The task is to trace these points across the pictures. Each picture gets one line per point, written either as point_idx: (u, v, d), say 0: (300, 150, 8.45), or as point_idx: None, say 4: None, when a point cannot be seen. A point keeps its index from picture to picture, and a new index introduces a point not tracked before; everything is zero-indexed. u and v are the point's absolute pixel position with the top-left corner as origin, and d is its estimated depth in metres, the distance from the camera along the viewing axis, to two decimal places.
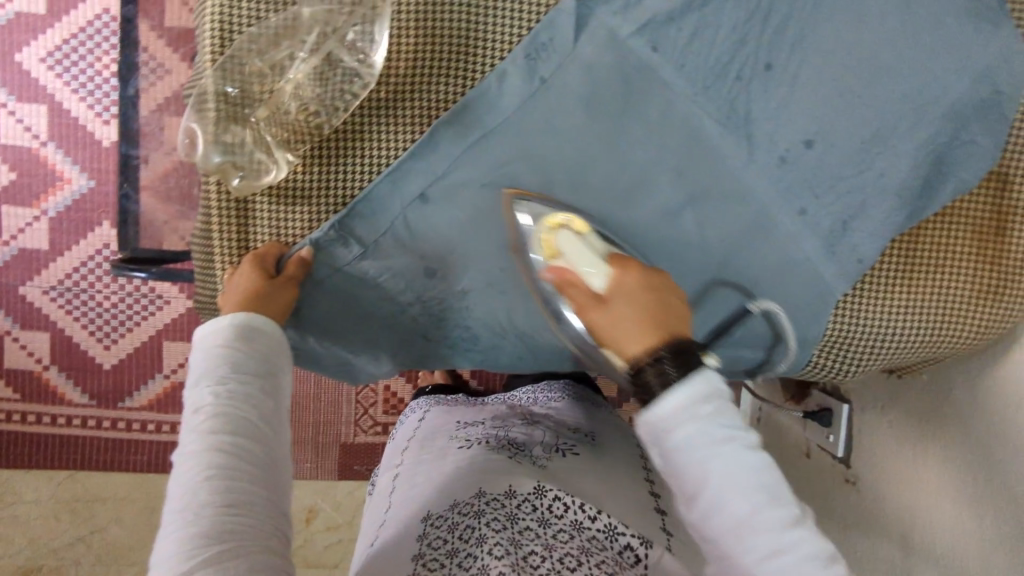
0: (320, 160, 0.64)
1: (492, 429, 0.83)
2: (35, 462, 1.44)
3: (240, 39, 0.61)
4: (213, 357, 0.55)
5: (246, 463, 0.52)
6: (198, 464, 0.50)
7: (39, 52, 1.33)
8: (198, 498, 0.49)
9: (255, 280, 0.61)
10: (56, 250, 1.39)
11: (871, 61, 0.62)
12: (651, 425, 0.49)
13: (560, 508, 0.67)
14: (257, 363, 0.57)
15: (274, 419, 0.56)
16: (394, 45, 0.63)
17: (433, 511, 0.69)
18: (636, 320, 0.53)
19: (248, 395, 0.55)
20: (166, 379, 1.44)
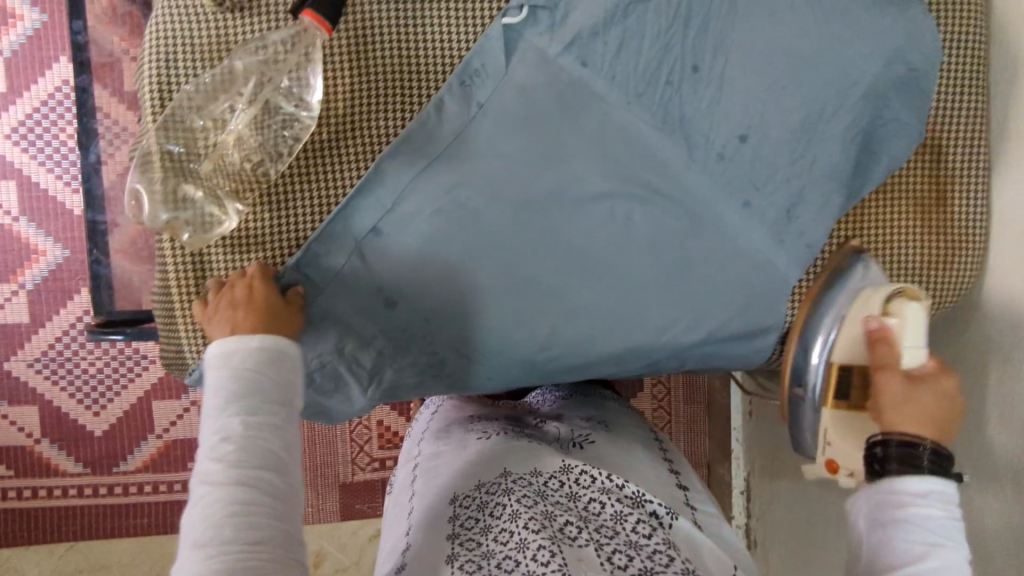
0: (270, 206, 0.66)
1: (508, 424, 0.85)
2: (34, 537, 1.43)
3: (178, 98, 0.63)
4: (239, 382, 0.56)
5: (266, 496, 0.53)
6: (219, 496, 0.51)
7: (4, 129, 1.35)
8: (221, 532, 0.50)
9: (274, 299, 0.63)
10: (37, 322, 1.39)
11: (789, 54, 0.64)
12: (891, 491, 0.53)
13: (587, 480, 0.71)
14: (277, 389, 0.57)
15: (294, 447, 0.57)
16: (330, 88, 0.65)
17: (459, 493, 0.73)
18: (924, 409, 0.56)
19: (272, 424, 0.56)
20: (159, 439, 1.44)
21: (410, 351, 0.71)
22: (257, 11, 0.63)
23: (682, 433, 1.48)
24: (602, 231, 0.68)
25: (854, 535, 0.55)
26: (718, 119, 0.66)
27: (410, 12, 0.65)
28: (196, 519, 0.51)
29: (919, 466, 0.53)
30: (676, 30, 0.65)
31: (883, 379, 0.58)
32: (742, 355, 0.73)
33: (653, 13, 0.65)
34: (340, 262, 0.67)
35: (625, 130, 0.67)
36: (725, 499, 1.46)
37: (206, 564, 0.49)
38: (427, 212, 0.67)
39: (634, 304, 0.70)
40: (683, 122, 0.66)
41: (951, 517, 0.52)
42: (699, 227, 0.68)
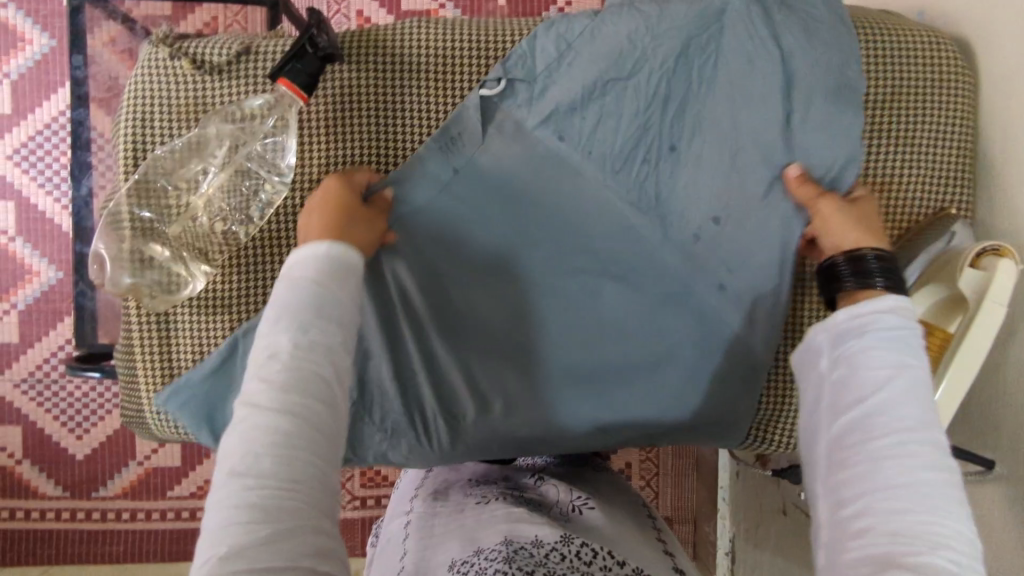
0: (238, 269, 0.64)
1: (507, 488, 0.79)
2: (10, 559, 1.43)
3: (150, 159, 0.63)
4: (296, 299, 0.48)
5: (312, 429, 0.44)
6: (262, 423, 0.43)
7: (6, 150, 1.36)
8: (259, 463, 0.42)
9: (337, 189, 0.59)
10: (26, 342, 1.40)
11: (764, 139, 0.63)
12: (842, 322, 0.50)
13: (588, 554, 0.62)
14: (335, 309, 0.48)
15: (345, 377, 0.48)
16: (306, 154, 0.64)
17: (455, 559, 0.63)
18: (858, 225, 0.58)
19: (326, 346, 0.47)
20: (140, 466, 1.43)
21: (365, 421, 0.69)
22: (236, 75, 0.63)
23: (668, 486, 1.46)
24: (573, 306, 0.67)
25: (816, 384, 0.50)
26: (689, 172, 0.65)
27: (388, 82, 0.65)
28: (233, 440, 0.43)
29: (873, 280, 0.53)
30: (655, 109, 0.65)
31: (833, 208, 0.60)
32: (714, 435, 0.71)
33: (632, 92, 0.64)
34: None
35: (603, 203, 0.66)
36: (709, 556, 1.42)
37: (242, 499, 0.41)
38: (394, 280, 0.65)
39: (601, 377, 0.68)
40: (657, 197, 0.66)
41: (911, 333, 0.48)
42: (664, 305, 0.68)
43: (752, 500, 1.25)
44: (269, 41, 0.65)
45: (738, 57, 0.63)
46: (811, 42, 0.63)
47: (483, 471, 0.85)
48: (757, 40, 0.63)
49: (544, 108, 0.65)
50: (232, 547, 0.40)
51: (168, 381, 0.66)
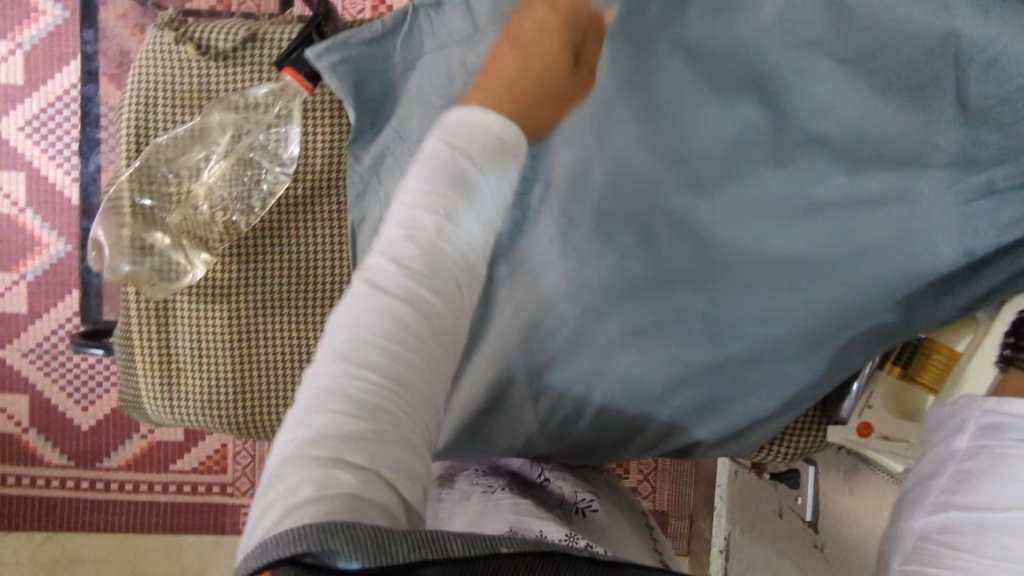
0: (236, 259, 0.64)
1: (512, 478, 0.75)
2: (15, 523, 1.47)
3: (152, 144, 0.63)
4: (443, 173, 0.42)
5: (431, 329, 0.39)
6: (382, 303, 0.38)
7: (18, 121, 1.37)
8: (369, 347, 0.37)
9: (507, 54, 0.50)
10: (34, 313, 1.42)
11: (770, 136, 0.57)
12: (989, 405, 0.41)
13: (591, 555, 0.56)
14: (479, 201, 0.43)
15: (468, 291, 0.42)
16: (306, 143, 0.64)
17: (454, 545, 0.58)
18: None
19: (461, 242, 0.42)
20: (144, 439, 1.48)
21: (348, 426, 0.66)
22: (241, 61, 0.63)
23: (665, 481, 1.47)
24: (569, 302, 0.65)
25: (935, 463, 0.43)
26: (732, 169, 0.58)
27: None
28: (347, 309, 0.38)
29: None
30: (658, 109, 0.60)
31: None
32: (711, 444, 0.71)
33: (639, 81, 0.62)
34: (310, 325, 0.65)
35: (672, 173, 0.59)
36: (704, 553, 1.42)
37: (344, 382, 0.36)
38: None
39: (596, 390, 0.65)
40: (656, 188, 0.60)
41: None
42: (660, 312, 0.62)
43: (749, 500, 1.25)
44: (276, 29, 0.64)
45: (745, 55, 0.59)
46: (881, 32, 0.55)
47: (490, 459, 0.81)
48: None
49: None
50: (321, 428, 0.35)
51: (163, 368, 0.66)
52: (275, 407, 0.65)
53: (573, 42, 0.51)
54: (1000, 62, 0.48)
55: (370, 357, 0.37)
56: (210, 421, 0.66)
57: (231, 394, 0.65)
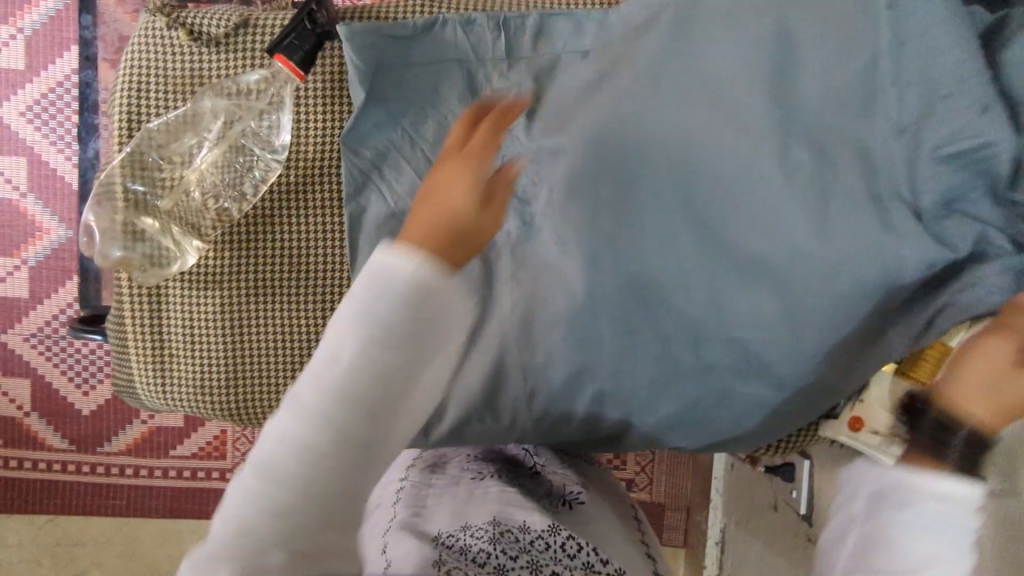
0: (229, 246, 0.64)
1: (502, 467, 0.77)
2: (16, 505, 1.49)
3: (145, 128, 0.63)
4: (370, 310, 0.40)
5: (351, 439, 0.41)
6: (305, 409, 0.41)
7: (19, 106, 1.35)
8: (288, 450, 0.40)
9: (459, 171, 0.45)
10: (36, 298, 1.43)
11: (745, 125, 0.60)
12: (866, 470, 0.54)
13: (573, 548, 0.60)
14: (415, 326, 0.41)
15: (408, 391, 0.43)
16: (300, 130, 0.64)
17: (438, 530, 0.61)
18: (991, 386, 0.48)
19: (392, 364, 0.41)
20: (145, 425, 1.50)
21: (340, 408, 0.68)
22: (233, 48, 0.63)
23: (663, 474, 1.47)
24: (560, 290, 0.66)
25: (851, 523, 0.53)
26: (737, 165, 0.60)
27: (391, 15, 0.69)
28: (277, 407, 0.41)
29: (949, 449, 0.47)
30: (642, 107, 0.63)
31: (995, 342, 0.51)
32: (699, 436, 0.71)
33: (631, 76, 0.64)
34: (303, 313, 0.66)
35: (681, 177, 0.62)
36: (699, 545, 1.43)
37: (263, 474, 0.40)
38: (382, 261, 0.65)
39: (586, 377, 0.67)
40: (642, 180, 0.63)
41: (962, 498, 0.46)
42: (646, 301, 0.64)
43: (745, 492, 1.25)
44: (268, 14, 0.64)
45: (722, 55, 0.63)
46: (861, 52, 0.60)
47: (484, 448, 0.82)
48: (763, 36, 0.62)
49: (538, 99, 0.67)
50: (245, 511, 0.40)
51: (156, 353, 0.66)
52: (269, 392, 0.66)
53: (478, 172, 0.46)
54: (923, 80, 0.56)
55: (290, 459, 0.40)
56: (202, 407, 0.66)
57: (224, 379, 0.66)
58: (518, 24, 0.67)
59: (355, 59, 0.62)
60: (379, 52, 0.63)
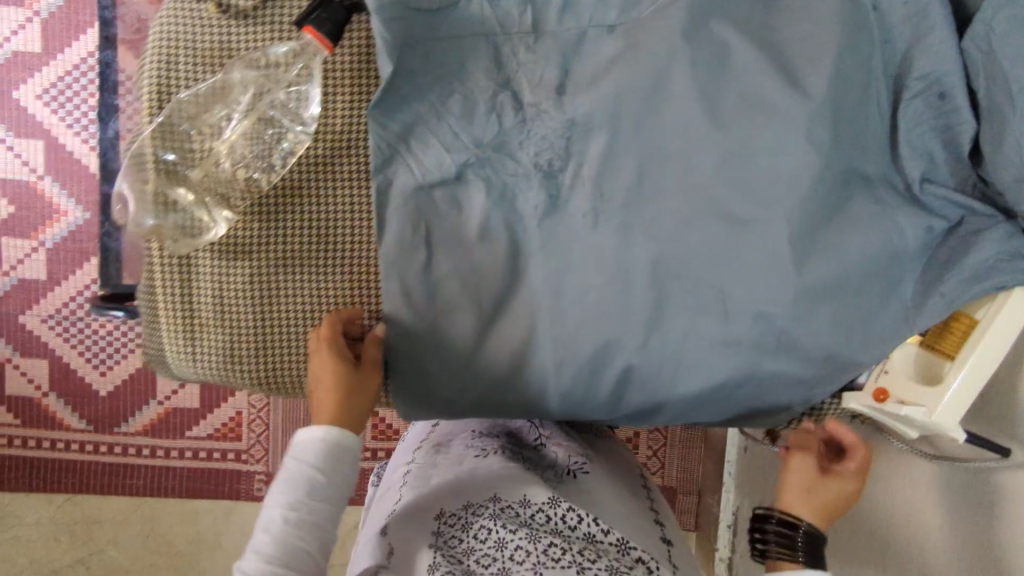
0: (259, 217, 0.66)
1: (504, 440, 0.84)
2: (36, 485, 1.51)
3: (176, 99, 0.64)
4: (297, 475, 0.62)
5: (298, 564, 0.61)
6: (264, 540, 0.61)
7: (36, 89, 1.42)
8: (252, 568, 0.60)
9: (339, 370, 0.65)
10: (53, 280, 1.46)
11: (759, 101, 0.63)
12: None
13: (574, 518, 0.70)
14: (328, 496, 0.63)
15: (329, 534, 0.63)
16: (327, 101, 0.65)
17: (444, 511, 0.74)
18: (818, 501, 0.69)
19: (314, 520, 0.62)
20: (160, 406, 1.51)
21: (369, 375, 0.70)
22: (261, 21, 0.64)
23: (674, 458, 1.49)
24: (582, 258, 0.67)
25: None
26: (760, 125, 0.63)
27: None
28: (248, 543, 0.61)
29: (793, 546, 0.66)
30: (664, 81, 0.64)
31: (802, 462, 0.70)
32: (721, 409, 0.72)
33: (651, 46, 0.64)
34: (331, 283, 0.68)
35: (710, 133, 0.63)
36: (712, 527, 1.45)
37: None
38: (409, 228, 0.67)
39: (610, 349, 0.68)
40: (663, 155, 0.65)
41: None
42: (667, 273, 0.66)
43: (756, 472, 1.27)
44: None
45: (739, 29, 0.63)
46: (875, 38, 0.63)
47: (488, 423, 0.88)
48: (772, 14, 0.64)
49: (564, 71, 0.66)
50: None
51: (189, 323, 0.68)
52: (297, 360, 0.68)
53: (345, 362, 0.65)
54: (926, 69, 0.61)
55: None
56: (233, 375, 0.69)
57: (255, 347, 0.68)
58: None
59: (383, 32, 0.63)
60: (406, 26, 0.64)
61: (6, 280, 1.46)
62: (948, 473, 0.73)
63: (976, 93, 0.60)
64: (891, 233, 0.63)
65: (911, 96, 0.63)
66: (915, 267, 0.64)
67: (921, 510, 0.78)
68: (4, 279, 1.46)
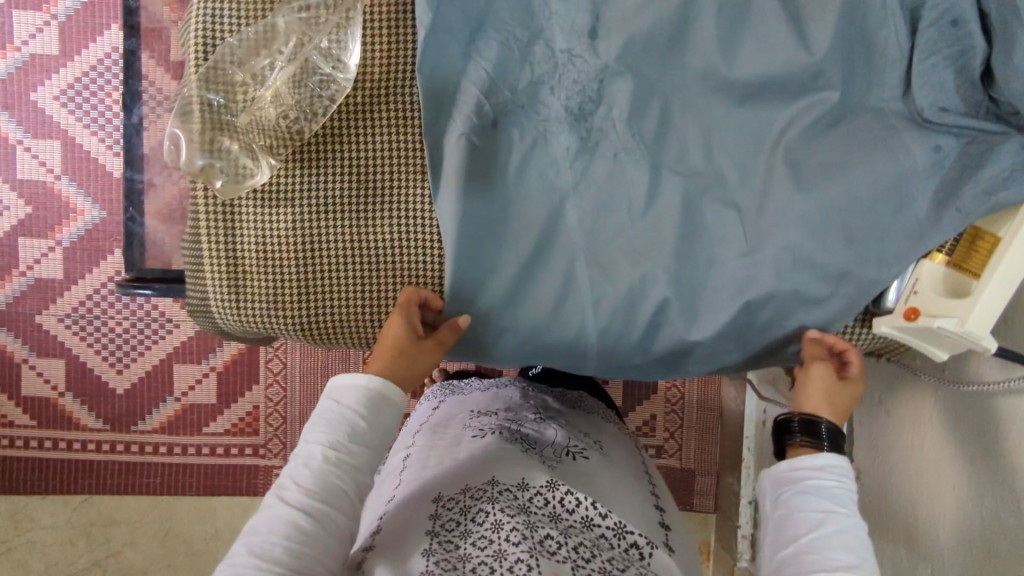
0: (302, 163, 0.71)
1: (505, 422, 0.84)
2: (50, 487, 1.48)
3: (222, 50, 0.69)
4: (344, 417, 0.64)
5: (341, 502, 0.61)
6: (308, 475, 0.61)
7: (54, 90, 1.44)
8: (297, 501, 0.60)
9: (403, 331, 0.68)
10: (70, 279, 1.46)
11: (776, 40, 0.67)
12: (775, 475, 0.65)
13: (572, 502, 0.70)
14: (375, 440, 0.65)
15: (369, 477, 0.64)
16: (367, 50, 0.70)
17: (443, 495, 0.71)
18: (833, 402, 0.67)
19: (357, 462, 0.63)
20: (177, 402, 1.49)
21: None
22: None
23: (692, 440, 1.48)
24: (613, 194, 0.70)
25: (781, 507, 0.63)
26: (780, 64, 0.67)
27: None
28: (288, 476, 0.61)
29: (818, 441, 0.65)
30: (689, 24, 0.68)
31: (819, 369, 0.68)
32: (757, 346, 0.73)
33: None
34: (370, 223, 0.72)
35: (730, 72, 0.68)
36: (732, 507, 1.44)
37: (275, 524, 0.59)
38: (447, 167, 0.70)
39: (646, 283, 0.70)
40: (689, 93, 0.70)
41: (841, 488, 0.62)
42: (696, 206, 0.70)
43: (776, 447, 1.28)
44: None
45: None
46: None
47: (488, 405, 0.89)
48: None
49: (595, 16, 0.69)
50: (259, 546, 0.57)
51: (231, 268, 0.72)
52: (338, 299, 0.72)
53: (411, 327, 0.69)
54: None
55: (297, 510, 0.59)
56: (276, 320, 0.72)
57: (297, 291, 0.72)
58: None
59: None
60: None
61: (22, 281, 1.46)
62: (972, 401, 0.75)
63: (989, 15, 0.63)
64: (910, 157, 0.66)
65: (927, 25, 0.66)
66: (936, 188, 0.66)
67: (942, 449, 0.80)
68: (21, 280, 1.46)
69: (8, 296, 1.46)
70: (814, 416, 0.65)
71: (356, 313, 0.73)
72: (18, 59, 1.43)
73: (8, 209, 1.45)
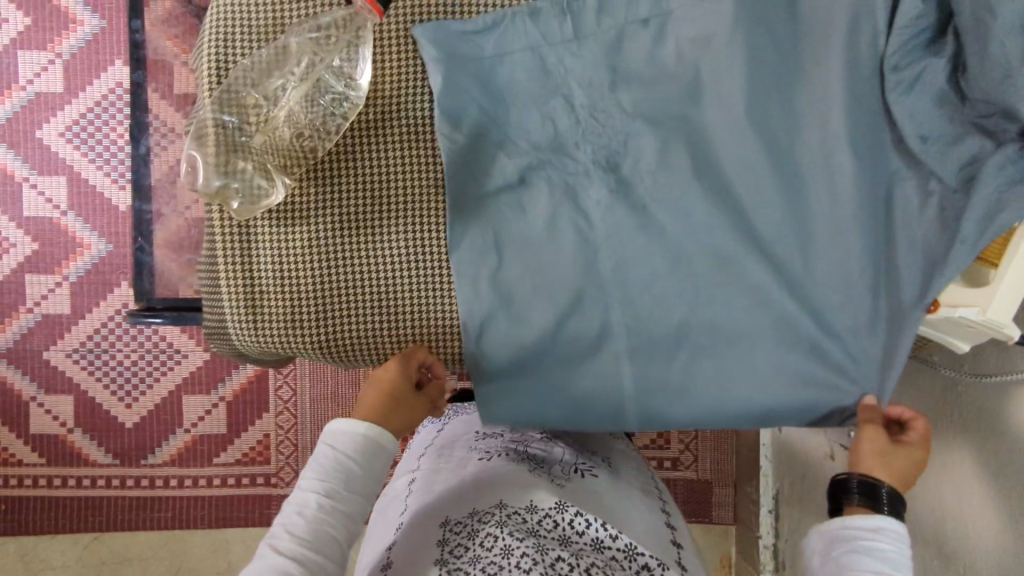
0: (315, 181, 0.71)
1: (510, 442, 0.83)
2: (60, 526, 1.46)
3: (236, 71, 0.70)
4: (337, 463, 0.63)
5: (332, 551, 0.60)
6: (299, 524, 0.60)
7: (59, 127, 1.45)
8: (288, 551, 0.58)
9: (399, 378, 0.69)
10: (78, 313, 1.46)
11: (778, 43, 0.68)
12: (827, 530, 0.62)
13: (581, 524, 0.68)
14: (367, 487, 0.64)
15: (358, 525, 0.63)
16: (378, 70, 0.72)
17: (451, 518, 0.70)
18: (892, 465, 0.65)
19: (349, 510, 0.63)
20: (187, 434, 1.47)
21: (428, 329, 0.73)
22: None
23: (708, 450, 1.46)
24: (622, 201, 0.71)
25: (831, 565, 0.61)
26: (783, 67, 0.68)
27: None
28: (277, 526, 0.60)
29: (879, 506, 0.62)
30: (692, 32, 0.69)
31: (873, 429, 0.67)
32: None
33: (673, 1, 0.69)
34: (385, 239, 0.72)
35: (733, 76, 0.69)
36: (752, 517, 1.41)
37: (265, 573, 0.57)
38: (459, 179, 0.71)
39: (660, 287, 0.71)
40: (696, 105, 0.70)
41: (898, 553, 0.59)
42: (706, 209, 0.70)
43: (795, 457, 1.26)
44: None
45: None
46: None
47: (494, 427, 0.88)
48: None
49: (597, 37, 0.70)
50: None
51: (248, 288, 0.72)
52: (354, 316, 0.72)
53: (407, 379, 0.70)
54: None
55: (289, 559, 0.58)
56: (294, 337, 0.72)
57: (314, 308, 0.72)
58: (582, 2, 0.70)
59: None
60: None
61: (30, 317, 1.46)
62: (993, 397, 0.75)
63: None
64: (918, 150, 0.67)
65: None
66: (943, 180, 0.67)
67: (966, 453, 0.79)
68: (29, 316, 1.46)
69: (16, 333, 1.46)
70: (874, 478, 0.63)
71: (373, 329, 0.73)
72: (25, 98, 1.44)
73: (14, 246, 1.45)
